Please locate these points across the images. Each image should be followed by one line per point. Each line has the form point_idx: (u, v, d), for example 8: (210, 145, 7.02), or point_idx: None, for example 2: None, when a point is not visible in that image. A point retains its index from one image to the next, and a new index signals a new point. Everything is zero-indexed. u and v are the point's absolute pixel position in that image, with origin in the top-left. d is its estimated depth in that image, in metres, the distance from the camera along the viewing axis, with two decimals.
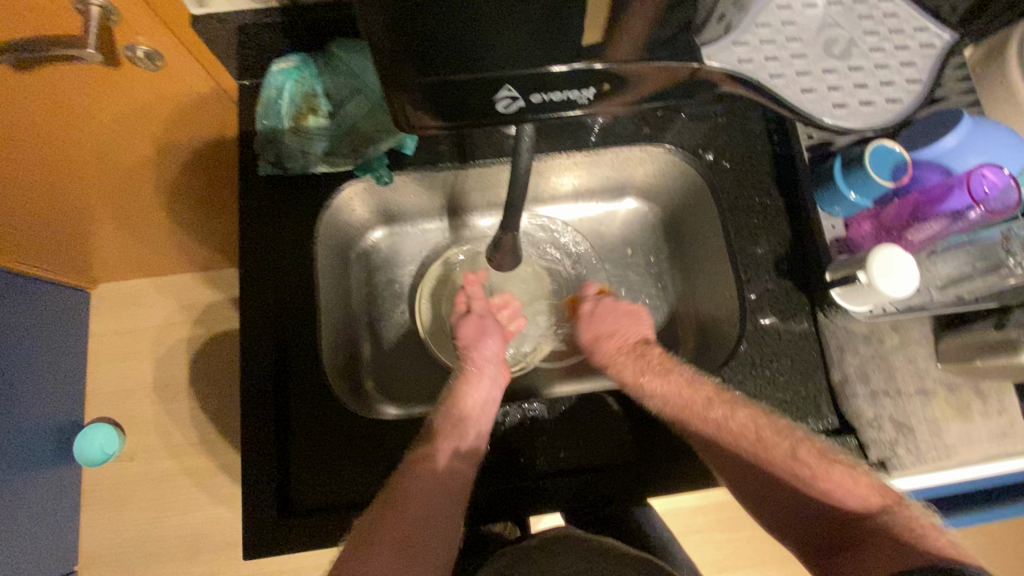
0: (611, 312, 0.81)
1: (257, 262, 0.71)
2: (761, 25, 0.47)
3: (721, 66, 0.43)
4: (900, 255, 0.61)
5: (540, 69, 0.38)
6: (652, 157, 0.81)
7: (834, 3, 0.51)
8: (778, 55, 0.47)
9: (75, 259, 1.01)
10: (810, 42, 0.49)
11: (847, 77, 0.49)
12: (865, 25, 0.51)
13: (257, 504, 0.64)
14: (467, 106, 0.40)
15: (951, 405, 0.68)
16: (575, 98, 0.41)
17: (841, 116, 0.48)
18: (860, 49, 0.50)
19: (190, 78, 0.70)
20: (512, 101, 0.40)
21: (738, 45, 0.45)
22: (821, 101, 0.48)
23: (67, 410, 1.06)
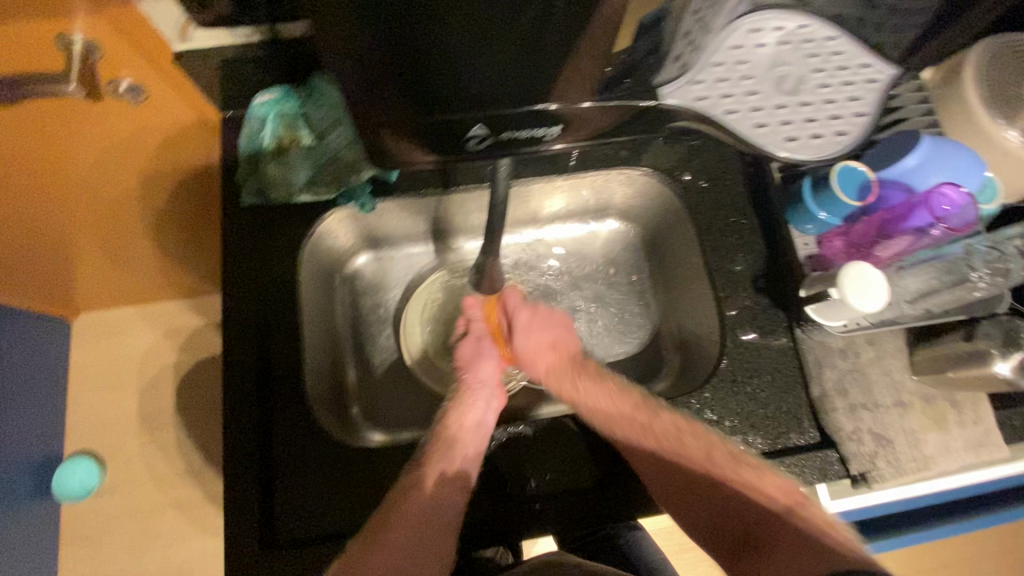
0: (543, 321, 0.76)
1: (242, 291, 0.72)
2: (716, 64, 0.50)
3: (677, 103, 0.46)
4: (870, 271, 0.63)
5: (510, 111, 0.40)
6: (630, 179, 0.83)
7: (783, 41, 0.53)
8: (732, 92, 0.50)
9: (58, 289, 1.00)
10: (762, 80, 0.51)
11: (797, 111, 0.52)
12: (814, 61, 0.53)
13: (240, 537, 0.63)
14: (440, 141, 0.42)
15: (928, 416, 0.69)
16: (541, 135, 0.43)
17: (792, 148, 0.53)
18: (809, 85, 0.53)
19: (172, 108, 0.71)
20: (482, 138, 0.42)
21: (695, 84, 0.48)
22: (775, 134, 0.52)
23: (47, 443, 1.04)
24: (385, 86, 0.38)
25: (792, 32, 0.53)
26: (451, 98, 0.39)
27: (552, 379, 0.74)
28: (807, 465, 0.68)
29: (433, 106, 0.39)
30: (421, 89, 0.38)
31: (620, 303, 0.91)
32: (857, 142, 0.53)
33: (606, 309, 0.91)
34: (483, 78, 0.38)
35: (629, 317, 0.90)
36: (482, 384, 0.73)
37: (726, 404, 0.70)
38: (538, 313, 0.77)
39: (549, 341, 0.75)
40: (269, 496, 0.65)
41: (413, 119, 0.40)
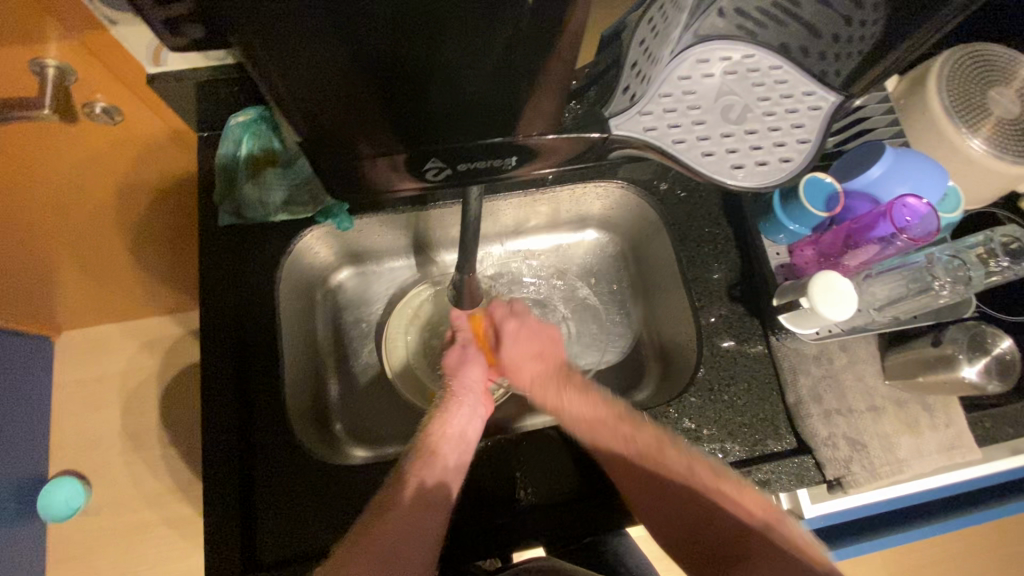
0: (531, 334, 0.75)
1: (218, 310, 0.71)
2: (664, 94, 0.51)
3: (627, 135, 0.47)
4: (838, 281, 0.64)
5: (455, 146, 0.41)
6: (607, 191, 0.85)
7: (729, 71, 0.54)
8: (679, 121, 0.50)
9: (38, 308, 0.99)
10: (708, 110, 0.51)
11: (742, 140, 0.51)
12: (758, 91, 0.54)
13: (220, 558, 0.63)
14: (392, 171, 0.43)
15: (901, 420, 0.70)
16: (499, 165, 0.44)
17: (740, 176, 0.50)
18: (755, 114, 0.52)
19: (147, 128, 0.72)
20: (440, 170, 0.44)
21: (645, 115, 0.49)
22: (721, 162, 0.50)
23: (30, 464, 1.03)
24: (337, 122, 0.40)
25: (738, 62, 0.54)
26: (403, 134, 0.41)
27: (539, 388, 0.72)
28: (784, 471, 0.68)
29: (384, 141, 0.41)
30: (374, 128, 0.40)
31: (600, 312, 0.91)
32: (804, 168, 0.51)
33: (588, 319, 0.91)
34: (439, 121, 0.40)
35: (610, 326, 0.91)
36: (466, 390, 0.72)
37: (704, 413, 0.71)
38: (526, 324, 0.76)
39: (531, 356, 0.74)
40: (250, 516, 0.65)
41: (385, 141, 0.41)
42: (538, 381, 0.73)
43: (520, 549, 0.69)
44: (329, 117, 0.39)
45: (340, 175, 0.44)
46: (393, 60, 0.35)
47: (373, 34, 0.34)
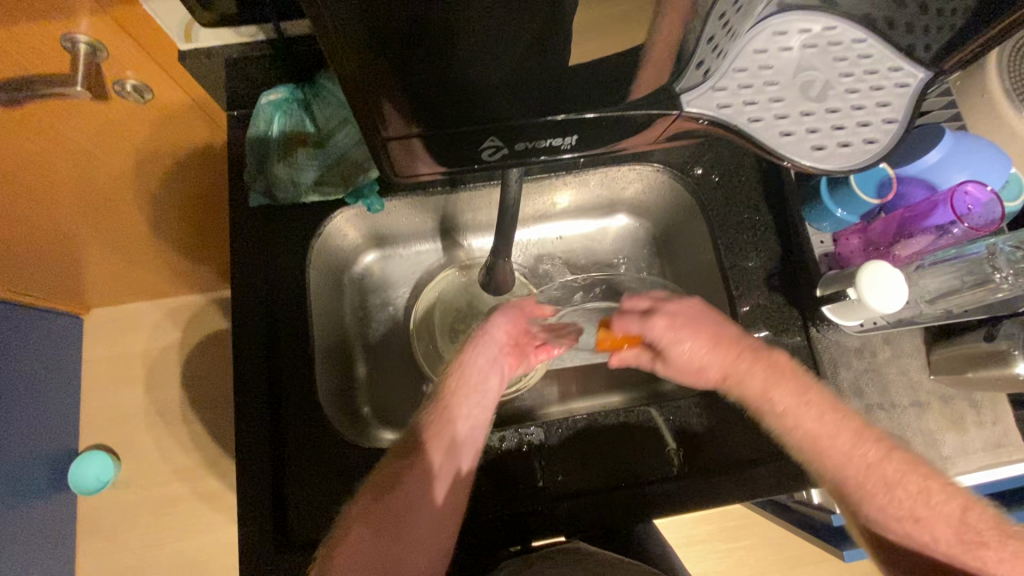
0: (690, 315, 0.66)
1: (251, 291, 0.71)
2: (738, 70, 0.50)
3: (699, 112, 0.45)
4: (887, 270, 0.62)
5: (523, 123, 0.40)
6: (641, 175, 0.82)
7: (808, 46, 0.54)
8: (756, 98, 0.50)
9: (66, 285, 1.00)
10: (788, 86, 0.51)
11: (824, 118, 0.51)
12: (840, 68, 0.54)
13: (254, 537, 0.64)
14: (453, 154, 0.42)
15: (946, 416, 0.69)
16: (558, 144, 0.42)
17: (820, 156, 0.51)
18: (836, 92, 0.52)
19: (176, 106, 0.70)
20: (496, 149, 0.42)
21: (717, 91, 0.48)
22: (801, 143, 0.50)
23: (61, 439, 1.04)
24: (393, 102, 0.38)
25: (818, 37, 0.55)
26: (460, 114, 0.39)
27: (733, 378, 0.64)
28: None
29: (440, 124, 0.40)
30: (415, 109, 0.39)
31: None
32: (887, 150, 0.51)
33: None
34: (491, 94, 0.38)
35: None
36: (488, 336, 0.69)
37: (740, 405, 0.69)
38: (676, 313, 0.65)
39: (699, 342, 0.64)
40: (281, 497, 0.65)
41: (427, 131, 0.40)
42: (732, 365, 0.63)
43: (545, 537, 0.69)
44: (386, 101, 0.38)
45: (402, 156, 0.43)
46: (442, 22, 0.33)
47: (425, 1, 0.31)
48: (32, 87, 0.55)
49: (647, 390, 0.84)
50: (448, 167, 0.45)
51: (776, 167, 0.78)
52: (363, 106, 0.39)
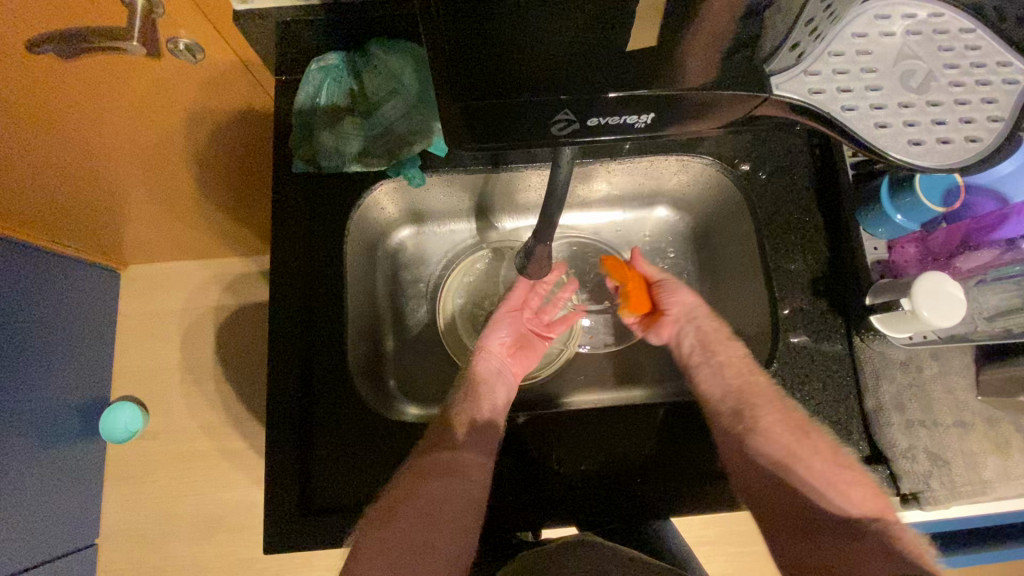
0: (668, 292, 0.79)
1: (288, 257, 0.72)
2: (834, 53, 0.44)
3: (790, 97, 0.42)
4: (946, 282, 0.59)
5: (600, 94, 0.39)
6: (689, 167, 0.79)
7: (913, 32, 0.46)
8: (851, 86, 0.44)
9: (106, 240, 1.03)
10: (886, 74, 0.44)
11: (924, 112, 0.44)
12: (946, 57, 0.46)
13: (277, 497, 0.65)
14: (523, 126, 0.41)
15: (991, 439, 0.66)
16: (632, 122, 0.42)
17: (915, 153, 0.44)
18: (940, 83, 0.45)
19: (231, 72, 0.71)
20: (568, 123, 0.41)
21: (810, 75, 0.43)
22: (896, 137, 0.44)
23: (94, 387, 1.08)
24: (467, 63, 0.39)
25: (924, 21, 0.46)
26: (535, 77, 0.39)
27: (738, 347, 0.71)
28: None
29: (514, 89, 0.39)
30: (487, 73, 0.39)
31: None
32: (992, 150, 0.44)
33: None
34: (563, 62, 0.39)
35: None
36: (487, 351, 0.78)
37: None
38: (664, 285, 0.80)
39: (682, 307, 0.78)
40: (305, 462, 0.66)
41: (495, 99, 0.40)
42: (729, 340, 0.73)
43: (556, 526, 0.68)
44: (464, 56, 0.39)
45: (470, 128, 0.42)
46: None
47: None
48: (81, 40, 0.55)
49: (675, 388, 0.83)
50: (508, 143, 0.43)
51: (830, 169, 0.75)
52: (440, 61, 0.39)
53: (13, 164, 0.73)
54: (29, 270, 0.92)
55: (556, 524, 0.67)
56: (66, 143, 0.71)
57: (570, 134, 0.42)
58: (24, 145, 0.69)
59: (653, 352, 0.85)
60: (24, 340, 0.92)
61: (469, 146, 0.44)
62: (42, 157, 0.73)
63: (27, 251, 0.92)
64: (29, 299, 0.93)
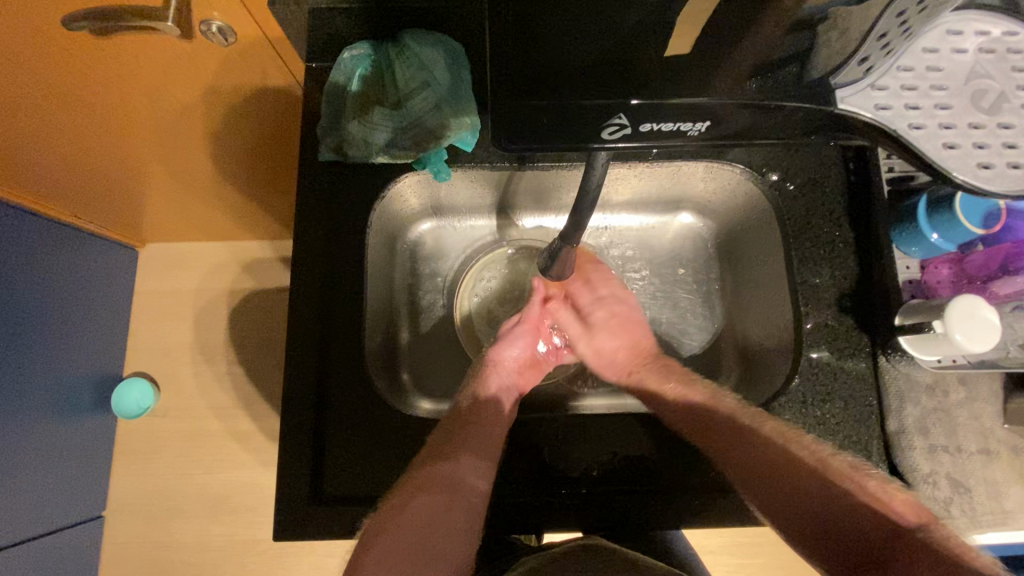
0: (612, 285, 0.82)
1: (310, 245, 0.72)
2: (903, 68, 0.43)
3: (854, 111, 0.41)
4: (981, 307, 0.59)
5: (658, 98, 0.38)
6: (717, 174, 0.78)
7: (985, 49, 0.43)
8: (917, 104, 0.42)
9: (125, 216, 1.03)
10: (955, 93, 0.42)
11: (994, 134, 0.42)
12: (1018, 78, 0.43)
13: (288, 485, 0.65)
14: (571, 126, 0.40)
15: (1014, 469, 0.66)
16: (685, 130, 0.40)
17: (984, 178, 0.42)
18: (1012, 105, 0.42)
19: (260, 58, 0.70)
20: (619, 128, 0.40)
21: (877, 89, 0.42)
22: (962, 159, 0.42)
23: (107, 362, 1.09)
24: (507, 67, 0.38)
25: (998, 39, 0.44)
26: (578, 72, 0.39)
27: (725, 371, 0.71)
28: None
29: (563, 87, 0.39)
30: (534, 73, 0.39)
31: (683, 303, 0.86)
32: None
33: (669, 307, 0.86)
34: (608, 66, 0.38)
35: (692, 318, 0.86)
36: (499, 363, 0.76)
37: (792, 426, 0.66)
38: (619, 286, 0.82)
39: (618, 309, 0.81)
40: (317, 450, 0.66)
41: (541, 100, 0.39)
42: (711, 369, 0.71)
43: (560, 529, 0.67)
44: None
45: (515, 124, 0.40)
46: None
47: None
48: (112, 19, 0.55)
49: None
50: (552, 147, 0.42)
51: (863, 184, 0.73)
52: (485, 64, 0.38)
53: (41, 137, 0.73)
54: (49, 243, 0.93)
55: (563, 526, 0.67)
56: (94, 118, 0.72)
57: (619, 141, 0.41)
58: (52, 118, 0.70)
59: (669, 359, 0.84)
60: (41, 312, 0.92)
61: (511, 146, 0.41)
62: (70, 132, 0.74)
63: (49, 226, 0.93)
64: (50, 272, 0.94)
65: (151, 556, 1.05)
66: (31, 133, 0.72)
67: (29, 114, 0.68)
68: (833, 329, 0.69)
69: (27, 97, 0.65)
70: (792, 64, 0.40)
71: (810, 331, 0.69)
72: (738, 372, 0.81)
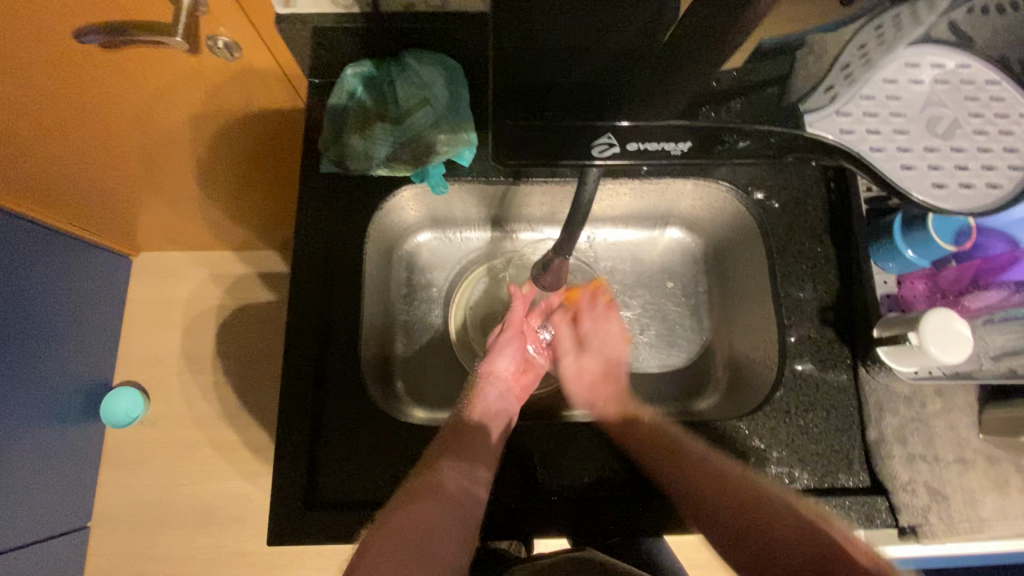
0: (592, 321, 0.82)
1: (308, 255, 0.73)
2: (867, 96, 0.45)
3: (821, 134, 0.44)
4: (954, 320, 0.62)
5: (643, 120, 0.42)
6: (705, 191, 0.81)
7: (940, 80, 0.46)
8: (879, 128, 0.45)
9: (120, 224, 1.04)
10: (913, 119, 0.45)
11: (948, 156, 0.45)
12: (971, 106, 0.46)
13: (282, 490, 0.66)
14: (563, 142, 0.42)
15: (990, 477, 0.68)
16: (669, 150, 0.43)
17: (938, 196, 0.45)
18: (965, 131, 0.45)
19: (267, 75, 0.73)
20: (608, 147, 0.42)
21: (843, 116, 0.45)
22: (920, 179, 0.45)
23: (98, 370, 1.09)
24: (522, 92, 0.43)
25: (952, 71, 0.47)
26: (574, 98, 0.43)
27: None
28: (856, 509, 0.65)
29: (561, 107, 0.43)
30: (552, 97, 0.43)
31: (672, 315, 0.89)
32: (1014, 197, 0.44)
33: (658, 320, 0.89)
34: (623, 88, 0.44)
35: (680, 330, 0.88)
36: (493, 373, 0.79)
37: (775, 435, 0.68)
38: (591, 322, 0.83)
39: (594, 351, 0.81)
40: (311, 456, 0.67)
41: (539, 121, 0.43)
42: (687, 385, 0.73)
43: (548, 536, 0.68)
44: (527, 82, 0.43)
45: (509, 137, 0.42)
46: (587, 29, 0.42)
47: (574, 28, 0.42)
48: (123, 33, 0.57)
49: (679, 408, 0.84)
50: (542, 162, 0.43)
51: (844, 202, 0.77)
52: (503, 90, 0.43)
53: (43, 145, 0.75)
54: (44, 250, 0.94)
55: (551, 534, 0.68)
56: (96, 127, 0.74)
57: (610, 158, 0.43)
58: (57, 126, 0.71)
59: (659, 370, 0.86)
60: (31, 318, 0.92)
61: (510, 162, 0.43)
62: (72, 140, 0.75)
63: (45, 232, 0.94)
64: (43, 278, 0.94)
65: (135, 568, 1.04)
66: (33, 141, 0.73)
67: (33, 123, 0.70)
68: (816, 341, 0.71)
69: (32, 107, 0.66)
70: (772, 87, 0.46)
71: (792, 343, 0.71)
72: (726, 384, 0.83)
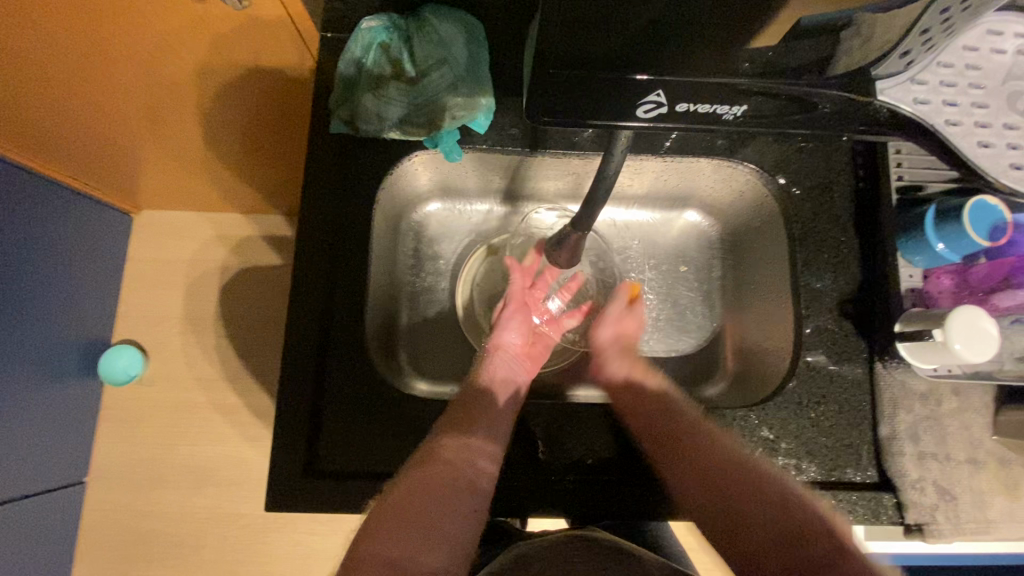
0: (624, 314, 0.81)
1: (316, 220, 0.71)
2: (943, 64, 0.48)
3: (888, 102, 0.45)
4: (981, 318, 0.61)
5: (693, 78, 0.41)
6: (729, 174, 0.78)
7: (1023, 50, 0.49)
8: (957, 99, 0.48)
9: (124, 180, 1.01)
10: (993, 92, 0.48)
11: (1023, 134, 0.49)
12: None
13: (283, 458, 0.65)
14: (605, 97, 0.42)
15: (1000, 479, 0.67)
16: (722, 112, 0.43)
17: (1015, 177, 0.49)
18: None
19: (275, 27, 0.68)
20: (655, 106, 0.43)
21: (916, 84, 0.46)
22: (998, 158, 0.49)
23: (97, 329, 1.08)
24: (562, 49, 0.39)
25: None
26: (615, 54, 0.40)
27: None
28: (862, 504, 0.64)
29: (597, 65, 0.40)
30: (597, 53, 0.40)
31: (682, 298, 0.87)
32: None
33: (668, 302, 0.87)
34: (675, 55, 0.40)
35: (691, 314, 0.86)
36: (499, 349, 0.76)
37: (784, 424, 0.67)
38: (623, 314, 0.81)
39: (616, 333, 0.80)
40: (312, 426, 0.66)
41: (578, 80, 0.41)
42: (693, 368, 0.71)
43: (548, 516, 0.67)
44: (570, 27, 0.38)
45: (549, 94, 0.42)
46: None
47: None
48: None
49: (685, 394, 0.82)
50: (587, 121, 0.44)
51: (872, 193, 0.74)
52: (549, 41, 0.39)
53: (44, 95, 0.71)
54: (47, 203, 0.91)
55: (547, 515, 0.67)
56: (100, 79, 0.70)
57: (655, 117, 0.43)
58: (63, 79, 0.68)
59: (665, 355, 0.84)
60: (28, 275, 0.90)
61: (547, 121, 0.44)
62: (76, 90, 0.72)
63: (49, 186, 0.91)
64: (44, 234, 0.92)
65: (132, 526, 1.04)
66: (35, 90, 0.70)
67: (33, 71, 0.66)
68: (836, 334, 0.69)
69: (36, 55, 0.63)
70: (815, 70, 0.43)
71: (810, 334, 0.69)
72: (735, 371, 0.81)
